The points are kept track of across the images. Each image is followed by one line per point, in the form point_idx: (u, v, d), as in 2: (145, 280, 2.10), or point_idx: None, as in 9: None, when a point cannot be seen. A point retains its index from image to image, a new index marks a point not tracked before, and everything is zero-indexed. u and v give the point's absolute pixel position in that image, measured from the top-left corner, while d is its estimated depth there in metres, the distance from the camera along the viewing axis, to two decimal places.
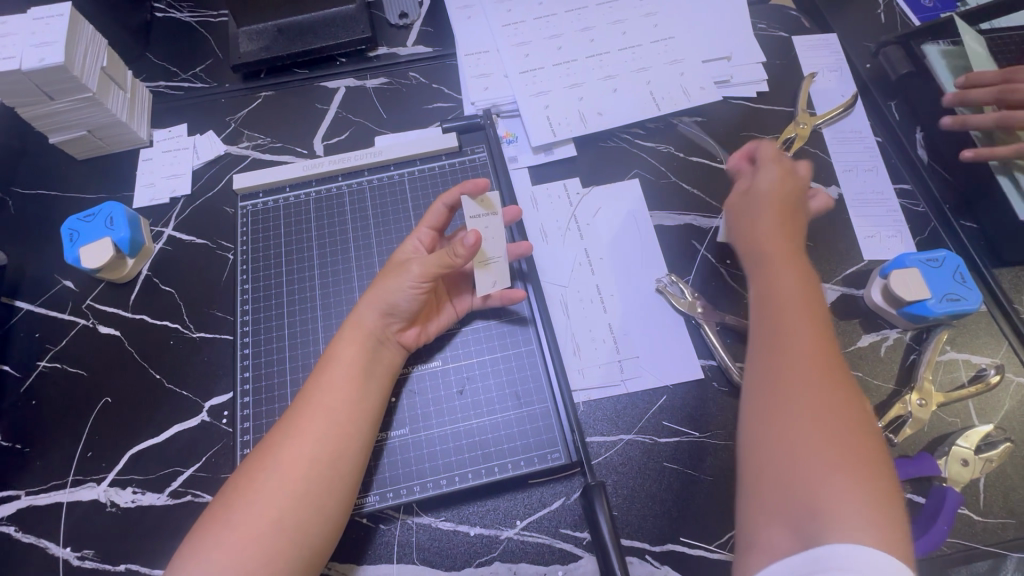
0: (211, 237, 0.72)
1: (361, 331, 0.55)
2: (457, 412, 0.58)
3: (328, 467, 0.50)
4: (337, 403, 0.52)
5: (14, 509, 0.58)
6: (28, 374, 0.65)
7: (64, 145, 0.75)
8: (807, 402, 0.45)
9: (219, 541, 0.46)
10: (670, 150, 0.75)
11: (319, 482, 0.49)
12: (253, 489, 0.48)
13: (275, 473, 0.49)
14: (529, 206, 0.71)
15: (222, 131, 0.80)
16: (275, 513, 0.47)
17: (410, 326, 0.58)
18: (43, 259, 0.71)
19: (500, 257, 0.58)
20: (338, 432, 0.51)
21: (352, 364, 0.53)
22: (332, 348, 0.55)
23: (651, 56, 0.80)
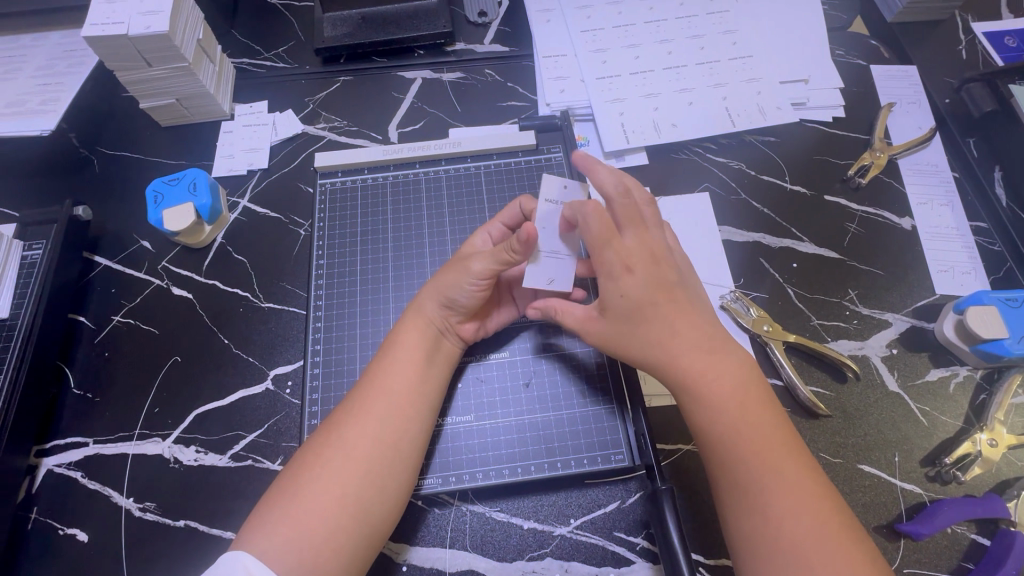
0: (285, 211, 0.74)
1: (422, 318, 0.56)
2: (515, 406, 0.58)
3: (388, 449, 0.50)
4: (400, 386, 0.53)
5: (81, 456, 0.60)
6: (102, 327, 0.67)
7: (153, 111, 0.78)
8: (762, 440, 0.45)
9: (285, 512, 0.46)
10: (742, 166, 0.75)
11: (381, 462, 0.50)
12: (319, 464, 0.49)
13: (340, 450, 0.49)
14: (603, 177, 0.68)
15: (301, 111, 0.82)
16: (339, 488, 0.48)
17: (471, 319, 0.58)
18: (123, 218, 0.74)
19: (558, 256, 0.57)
20: (399, 414, 0.52)
21: (415, 349, 0.55)
22: (394, 333, 0.57)
23: (729, 72, 0.80)
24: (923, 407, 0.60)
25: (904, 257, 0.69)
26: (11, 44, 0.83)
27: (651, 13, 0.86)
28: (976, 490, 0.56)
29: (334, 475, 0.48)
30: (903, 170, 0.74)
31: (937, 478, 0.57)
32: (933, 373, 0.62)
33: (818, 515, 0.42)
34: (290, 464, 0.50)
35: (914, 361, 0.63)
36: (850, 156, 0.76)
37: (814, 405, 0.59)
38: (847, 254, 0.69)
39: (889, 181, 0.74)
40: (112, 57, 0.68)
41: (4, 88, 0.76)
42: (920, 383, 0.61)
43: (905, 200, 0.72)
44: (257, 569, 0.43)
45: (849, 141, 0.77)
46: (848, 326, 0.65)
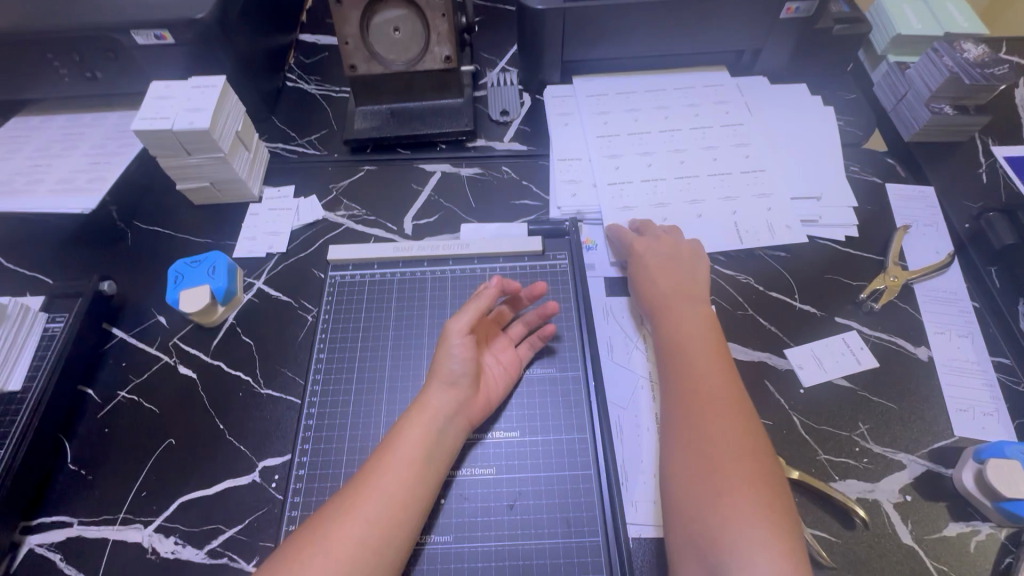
0: (295, 296, 0.76)
1: (431, 408, 0.56)
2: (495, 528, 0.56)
3: (372, 554, 0.48)
4: (394, 488, 0.51)
5: (64, 536, 0.60)
6: (107, 401, 0.69)
7: (188, 192, 0.83)
8: (702, 417, 0.55)
9: None
10: (749, 280, 0.75)
11: (363, 569, 0.47)
12: (298, 570, 0.46)
13: (323, 553, 0.47)
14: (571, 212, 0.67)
15: (324, 197, 0.87)
16: None
17: (467, 404, 0.58)
18: (145, 292, 0.77)
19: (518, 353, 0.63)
20: (389, 517, 0.50)
21: (415, 450, 0.54)
22: (396, 430, 0.56)
23: (739, 184, 0.82)
24: (941, 566, 0.55)
25: (919, 392, 0.66)
26: (73, 122, 0.91)
27: (666, 122, 0.89)
28: None
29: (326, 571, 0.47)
30: (918, 295, 0.72)
31: None
32: (951, 527, 0.57)
33: (761, 506, 0.49)
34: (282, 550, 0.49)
35: (930, 511, 0.58)
36: (863, 277, 0.75)
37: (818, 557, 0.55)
38: (859, 383, 0.66)
39: (904, 306, 0.72)
40: (155, 147, 0.74)
41: (59, 165, 0.83)
42: (937, 538, 0.57)
43: (921, 328, 0.70)
44: None
45: (861, 261, 0.76)
46: (857, 464, 0.61)
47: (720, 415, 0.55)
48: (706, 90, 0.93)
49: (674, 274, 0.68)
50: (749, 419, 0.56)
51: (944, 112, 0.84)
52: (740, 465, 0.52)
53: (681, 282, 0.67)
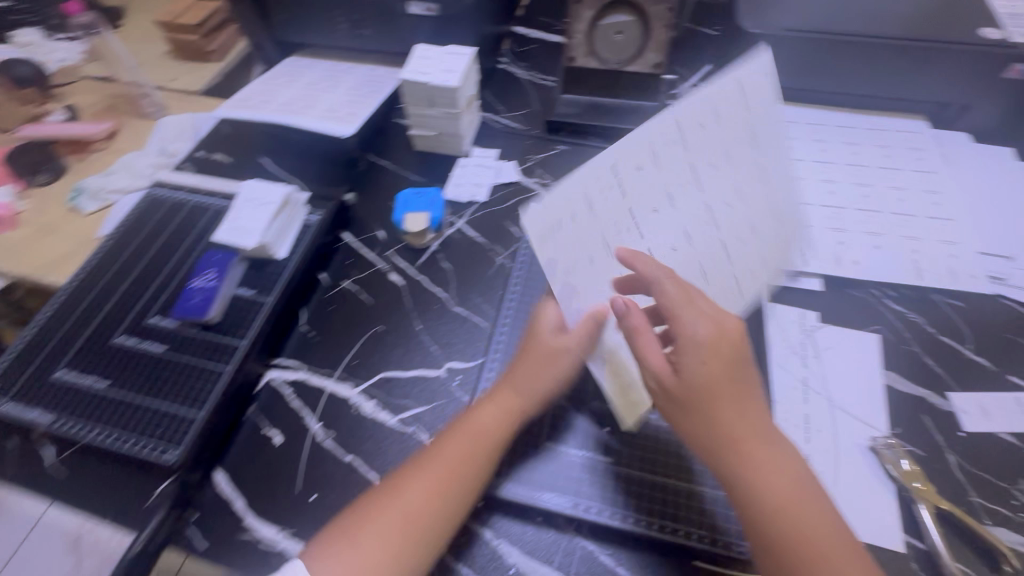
0: (490, 239, 0.88)
1: (471, 427, 0.64)
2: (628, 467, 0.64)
3: (449, 517, 0.59)
4: (460, 458, 0.61)
5: (293, 377, 0.76)
6: (334, 286, 0.85)
7: (415, 137, 1.00)
8: (773, 495, 0.53)
9: (349, 550, 0.56)
10: (920, 320, 0.76)
11: (438, 528, 0.58)
12: (374, 519, 0.58)
13: (402, 507, 0.58)
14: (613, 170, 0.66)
15: (521, 164, 0.99)
16: (390, 547, 0.56)
17: (504, 404, 0.66)
18: (370, 209, 0.94)
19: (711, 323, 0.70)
20: (463, 490, 0.60)
21: (479, 429, 0.64)
22: (468, 415, 0.65)
23: (925, 228, 0.83)
24: None
25: None
26: (334, 67, 1.11)
27: (854, 157, 0.92)
28: None
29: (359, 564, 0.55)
30: None
31: None
32: None
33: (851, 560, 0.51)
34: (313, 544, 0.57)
35: None
36: None
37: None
38: None
39: None
40: (411, 95, 0.91)
41: (325, 98, 1.03)
42: None
43: None
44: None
45: None
46: (1014, 515, 0.61)
47: (806, 517, 0.53)
48: (901, 136, 0.95)
49: (711, 355, 0.57)
50: (806, 483, 0.55)
51: None
52: (818, 521, 0.53)
53: (710, 343, 0.57)
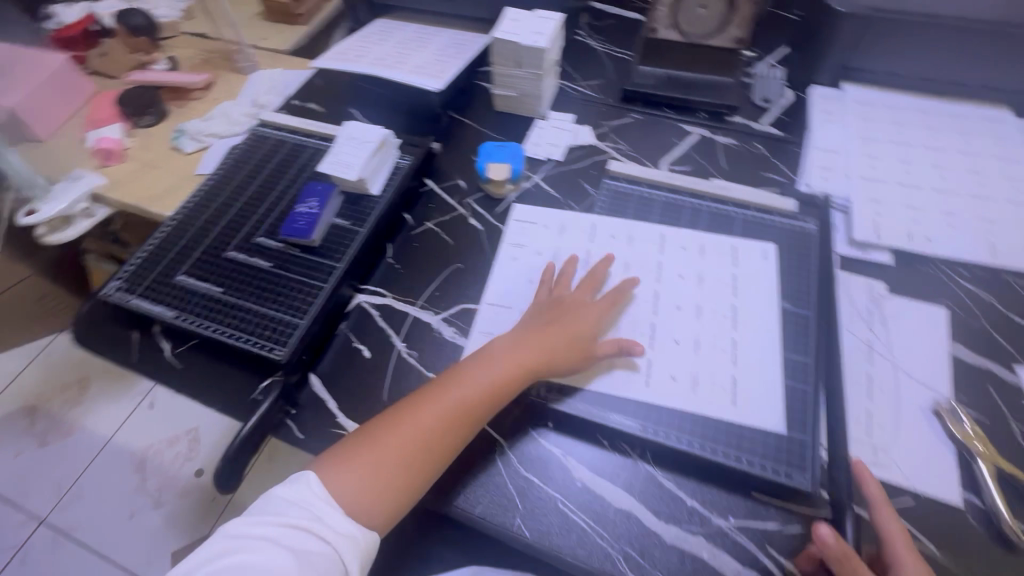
0: (565, 194, 0.93)
1: (465, 375, 0.68)
2: (689, 401, 0.68)
3: (456, 425, 0.64)
4: (475, 379, 0.67)
5: (380, 301, 0.83)
6: (418, 226, 0.91)
7: (497, 97, 1.05)
8: None
9: (359, 472, 0.62)
10: (991, 299, 0.77)
11: (446, 430, 0.64)
12: (381, 437, 0.64)
13: (405, 416, 0.65)
14: (505, 261, 0.85)
15: (596, 129, 1.03)
16: (399, 454, 0.63)
17: (546, 348, 0.70)
18: (452, 161, 1.00)
19: (758, 286, 0.77)
20: (464, 402, 0.66)
21: (512, 358, 0.69)
22: (488, 348, 0.71)
23: (1003, 212, 0.83)
24: None
25: None
26: (421, 28, 1.17)
27: (932, 141, 0.93)
28: None
29: (352, 475, 0.61)
30: None
31: None
32: None
33: None
34: (324, 454, 0.64)
35: None
36: None
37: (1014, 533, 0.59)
38: None
39: None
40: (501, 54, 0.96)
41: (414, 56, 1.09)
42: None
43: None
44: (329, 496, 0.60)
45: None
46: None
47: None
48: (983, 123, 0.94)
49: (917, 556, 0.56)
50: None
51: None
52: None
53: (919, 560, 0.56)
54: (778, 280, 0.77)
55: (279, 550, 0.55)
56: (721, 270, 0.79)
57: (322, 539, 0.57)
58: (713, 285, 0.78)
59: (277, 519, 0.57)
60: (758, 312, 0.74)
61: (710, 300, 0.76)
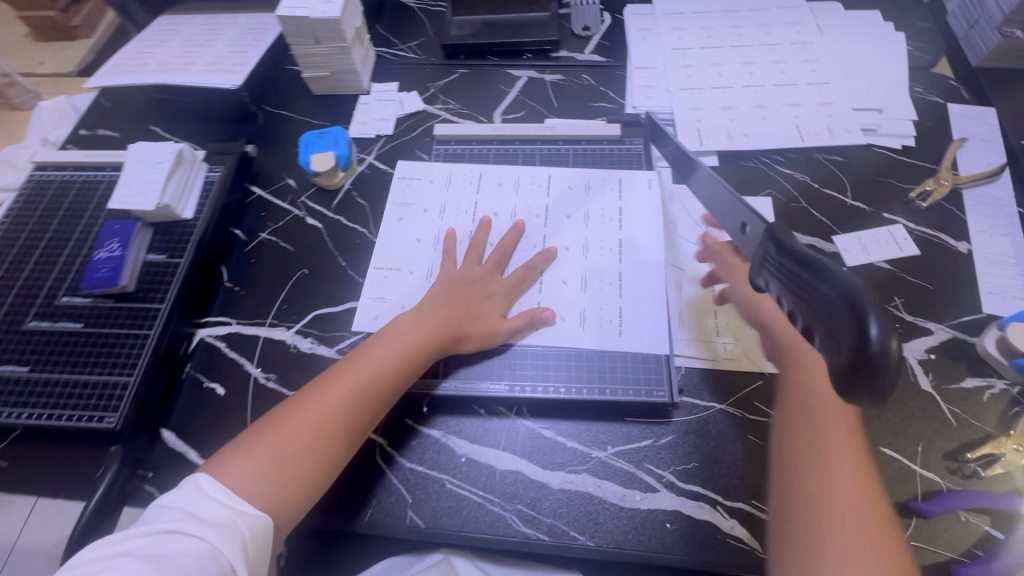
0: (401, 170, 0.89)
1: (371, 351, 0.64)
2: (580, 340, 0.70)
3: (354, 408, 0.60)
4: (375, 357, 0.64)
5: (225, 331, 0.76)
6: (252, 240, 0.84)
7: (310, 81, 0.97)
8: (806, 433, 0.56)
9: (252, 460, 0.55)
10: (806, 179, 0.83)
11: (347, 416, 0.60)
12: (280, 425, 0.58)
13: (305, 404, 0.60)
14: (391, 225, 0.82)
15: (423, 93, 0.98)
16: (299, 441, 0.57)
17: (452, 311, 0.68)
18: (277, 160, 0.92)
19: (635, 216, 0.78)
20: (365, 385, 0.62)
21: (418, 328, 0.66)
22: (393, 323, 0.68)
23: (804, 94, 0.88)
24: (952, 408, 0.64)
25: (956, 278, 0.73)
26: (210, 19, 1.05)
27: (739, 39, 0.96)
28: (998, 488, 0.60)
29: (253, 464, 0.54)
30: (966, 199, 0.79)
31: (959, 471, 0.61)
32: (968, 381, 0.66)
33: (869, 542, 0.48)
34: (218, 454, 0.57)
35: (951, 367, 0.67)
36: (915, 181, 0.81)
37: None
38: (899, 267, 0.74)
39: (951, 207, 0.78)
40: (294, 33, 0.87)
41: (205, 52, 0.97)
42: (954, 388, 0.65)
43: (964, 226, 0.76)
44: (213, 488, 0.52)
45: (915, 167, 0.82)
46: None
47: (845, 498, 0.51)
48: (780, 12, 0.99)
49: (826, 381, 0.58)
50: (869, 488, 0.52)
51: (1016, 36, 0.88)
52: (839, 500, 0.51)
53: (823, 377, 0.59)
54: (653, 206, 0.79)
55: (147, 561, 0.45)
56: (605, 204, 0.80)
57: (202, 534, 0.48)
58: (598, 223, 0.78)
59: (145, 529, 0.48)
60: (642, 237, 0.77)
61: (597, 237, 0.77)
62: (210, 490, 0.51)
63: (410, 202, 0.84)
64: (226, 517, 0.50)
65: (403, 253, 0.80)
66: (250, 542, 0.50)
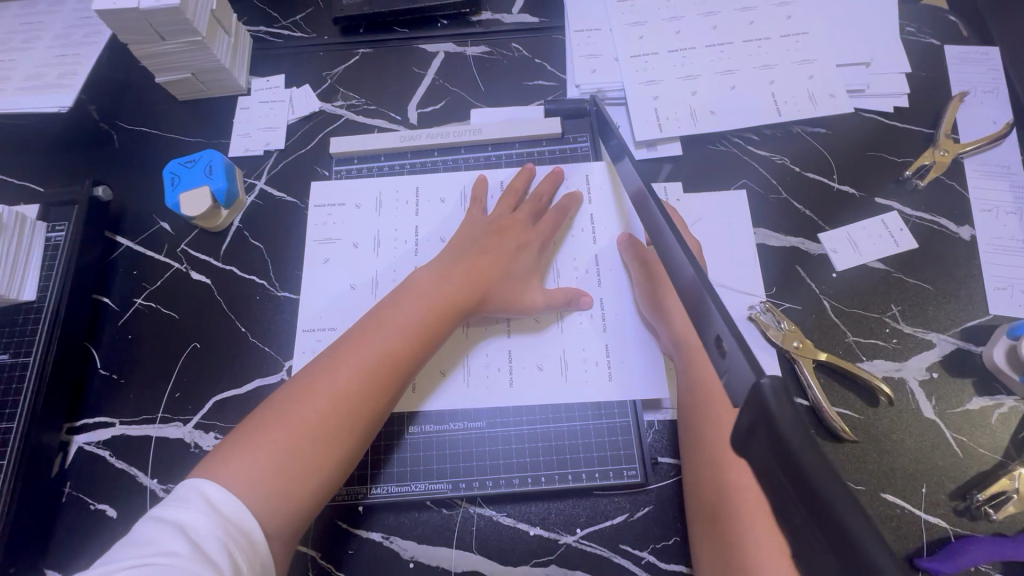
0: (300, 196, 0.72)
1: (389, 317, 0.54)
2: (564, 393, 0.59)
3: (373, 392, 0.51)
4: (393, 328, 0.53)
5: (108, 435, 0.63)
6: (126, 310, 0.68)
7: (169, 85, 0.76)
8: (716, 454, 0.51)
9: (254, 457, 0.46)
10: (785, 161, 0.69)
11: (365, 402, 0.50)
12: (285, 414, 0.48)
13: (314, 384, 0.50)
14: (315, 270, 0.66)
15: (318, 86, 0.79)
16: (310, 432, 0.48)
17: (473, 270, 0.58)
18: (144, 197, 0.73)
19: (610, 227, 0.65)
20: (384, 365, 0.52)
21: (440, 290, 0.56)
22: (410, 283, 0.57)
23: (779, 51, 0.73)
24: (958, 436, 0.57)
25: (959, 273, 0.63)
26: (25, 9, 0.80)
27: None
28: (1007, 528, 0.53)
29: (252, 464, 0.45)
30: (967, 170, 0.67)
31: (966, 512, 0.54)
32: (975, 402, 0.58)
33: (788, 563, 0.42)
34: (216, 447, 0.47)
35: (955, 386, 0.59)
36: (910, 152, 0.69)
37: (840, 429, 0.56)
38: (895, 266, 0.64)
39: (951, 182, 0.67)
40: (126, 31, 0.66)
41: (22, 59, 0.75)
42: (960, 411, 0.57)
43: (967, 206, 0.66)
44: (216, 496, 0.43)
45: (910, 135, 0.70)
46: (886, 345, 0.60)
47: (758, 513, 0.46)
48: None
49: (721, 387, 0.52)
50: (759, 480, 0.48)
51: None
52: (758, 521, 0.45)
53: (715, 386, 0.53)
54: (622, 208, 0.66)
55: None
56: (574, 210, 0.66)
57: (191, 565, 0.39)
58: (569, 235, 0.65)
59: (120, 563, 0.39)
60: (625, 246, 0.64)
61: (568, 255, 0.64)
62: (216, 501, 0.43)
63: (335, 235, 0.68)
64: (222, 549, 0.41)
65: (335, 303, 0.65)
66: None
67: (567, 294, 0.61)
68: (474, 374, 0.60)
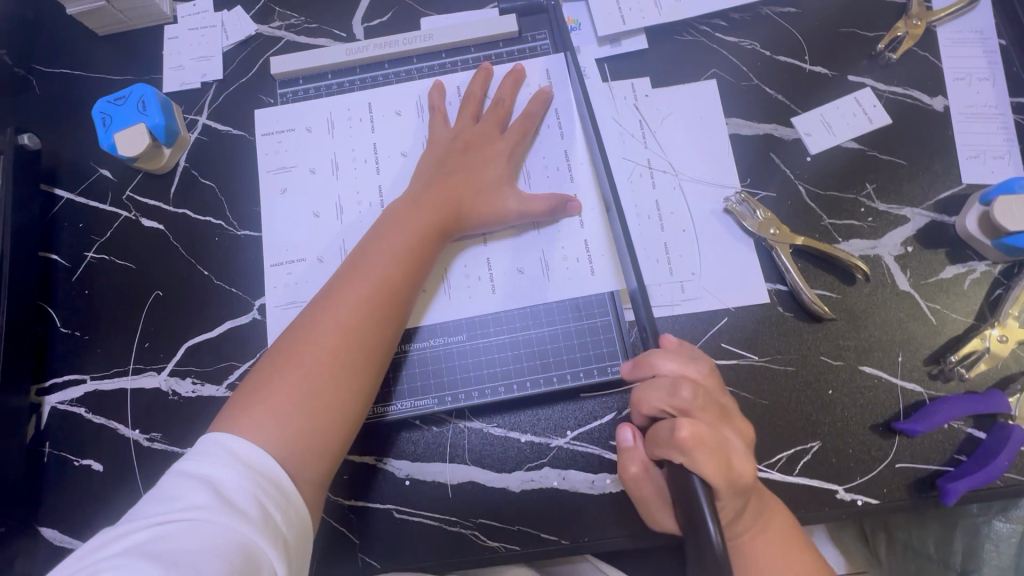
0: (246, 127, 0.67)
1: (378, 249, 0.52)
2: (546, 293, 0.58)
3: (378, 322, 0.48)
4: (382, 259, 0.51)
5: (81, 392, 0.61)
6: (77, 265, 0.64)
7: (84, 17, 0.69)
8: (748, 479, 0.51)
9: (270, 404, 0.43)
10: (755, 47, 0.66)
11: (371, 332, 0.48)
12: (294, 357, 0.45)
13: (316, 326, 0.47)
14: (273, 202, 0.63)
15: (251, 8, 0.71)
16: (324, 370, 0.45)
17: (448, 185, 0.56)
18: (77, 145, 0.68)
19: (577, 122, 0.62)
20: (382, 295, 0.49)
21: (426, 210, 0.54)
22: (389, 217, 0.55)
23: None
24: (933, 304, 0.58)
25: (934, 146, 0.62)
26: None
27: None
28: (978, 387, 0.56)
29: (274, 408, 0.43)
30: (940, 39, 0.65)
31: (940, 375, 0.55)
32: (948, 270, 0.58)
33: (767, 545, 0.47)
34: (229, 403, 0.44)
35: (929, 258, 0.59)
36: (882, 25, 0.66)
37: (818, 309, 0.56)
38: (869, 144, 0.62)
39: (924, 54, 0.64)
40: None
41: None
42: (934, 281, 0.58)
43: (940, 75, 0.64)
44: (241, 449, 0.41)
45: (882, 6, 0.66)
46: (862, 224, 0.60)
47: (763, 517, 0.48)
48: None
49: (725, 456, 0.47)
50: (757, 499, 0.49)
51: None
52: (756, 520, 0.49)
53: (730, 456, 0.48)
54: None
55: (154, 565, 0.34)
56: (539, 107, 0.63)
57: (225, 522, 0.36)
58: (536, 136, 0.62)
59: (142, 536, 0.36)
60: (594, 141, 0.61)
61: (537, 155, 0.62)
62: (240, 453, 0.40)
63: (291, 163, 0.64)
64: (253, 502, 0.38)
65: (298, 234, 0.62)
66: (283, 530, 0.39)
67: (550, 201, 0.57)
68: (456, 289, 0.59)
